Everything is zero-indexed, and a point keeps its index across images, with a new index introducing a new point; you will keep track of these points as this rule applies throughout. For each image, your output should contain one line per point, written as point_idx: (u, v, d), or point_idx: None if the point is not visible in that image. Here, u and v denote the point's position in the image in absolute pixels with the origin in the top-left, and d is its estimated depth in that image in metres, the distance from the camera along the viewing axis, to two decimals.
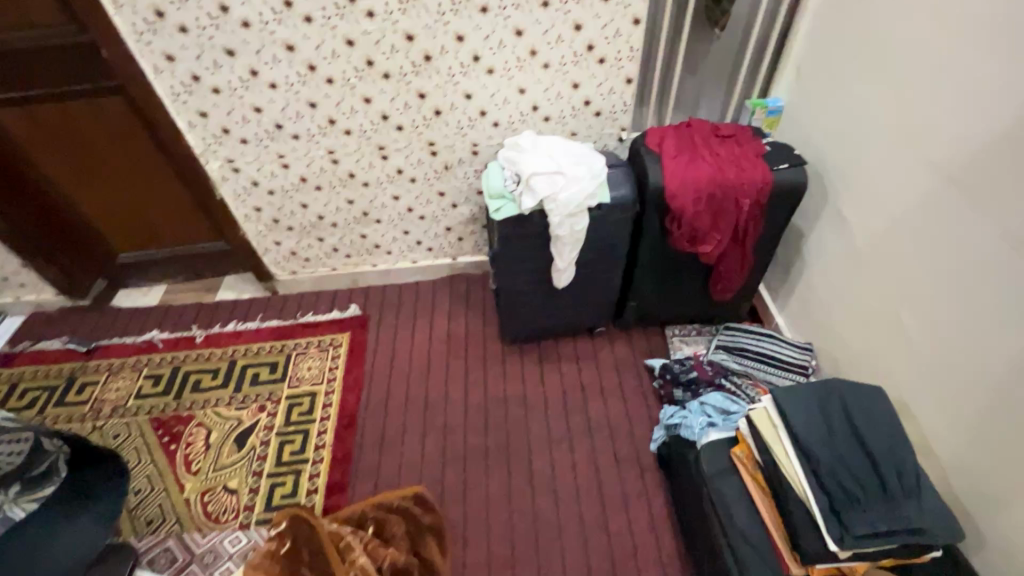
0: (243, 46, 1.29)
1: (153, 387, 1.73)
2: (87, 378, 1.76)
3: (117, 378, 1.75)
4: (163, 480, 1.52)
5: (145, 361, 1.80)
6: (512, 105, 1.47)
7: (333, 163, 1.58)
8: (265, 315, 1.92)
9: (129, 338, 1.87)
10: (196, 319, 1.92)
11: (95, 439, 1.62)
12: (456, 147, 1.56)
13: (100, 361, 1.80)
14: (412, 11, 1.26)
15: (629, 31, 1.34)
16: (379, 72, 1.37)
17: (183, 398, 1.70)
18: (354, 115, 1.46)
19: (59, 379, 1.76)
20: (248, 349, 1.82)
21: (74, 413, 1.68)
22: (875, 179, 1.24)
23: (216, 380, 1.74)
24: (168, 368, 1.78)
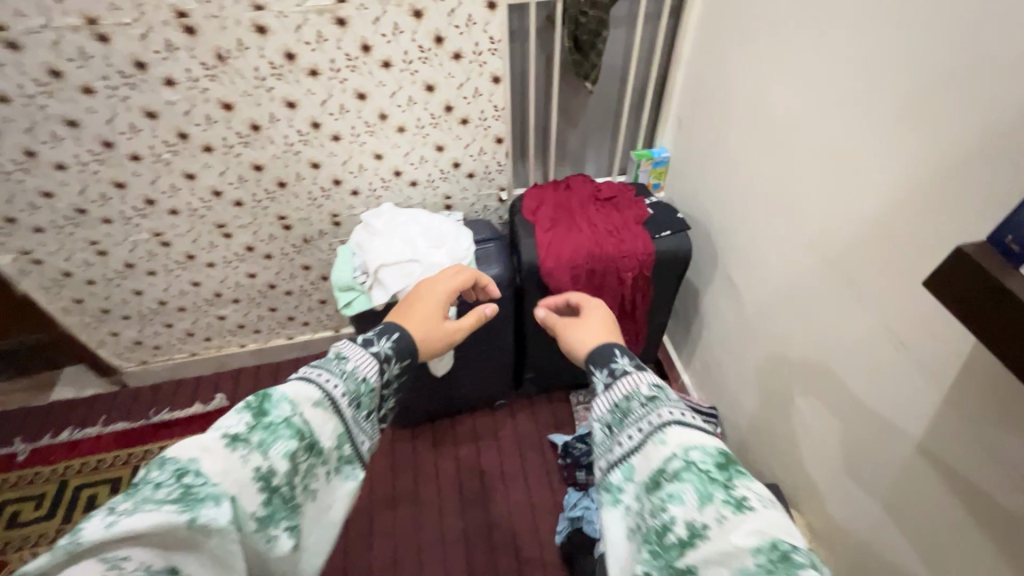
0: (6, 124, 1.03)
1: None
2: None
3: None
4: None
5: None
6: (369, 171, 1.29)
7: (164, 245, 1.33)
8: (109, 418, 1.63)
9: None
10: (22, 429, 1.60)
11: None
12: (313, 219, 1.36)
13: None
14: (223, 77, 1.05)
15: (490, 89, 1.19)
16: (198, 145, 1.15)
17: None
18: (177, 193, 1.22)
19: None
20: (85, 464, 1.52)
21: None
22: (761, 246, 1.15)
23: (40, 509, 1.44)
24: None
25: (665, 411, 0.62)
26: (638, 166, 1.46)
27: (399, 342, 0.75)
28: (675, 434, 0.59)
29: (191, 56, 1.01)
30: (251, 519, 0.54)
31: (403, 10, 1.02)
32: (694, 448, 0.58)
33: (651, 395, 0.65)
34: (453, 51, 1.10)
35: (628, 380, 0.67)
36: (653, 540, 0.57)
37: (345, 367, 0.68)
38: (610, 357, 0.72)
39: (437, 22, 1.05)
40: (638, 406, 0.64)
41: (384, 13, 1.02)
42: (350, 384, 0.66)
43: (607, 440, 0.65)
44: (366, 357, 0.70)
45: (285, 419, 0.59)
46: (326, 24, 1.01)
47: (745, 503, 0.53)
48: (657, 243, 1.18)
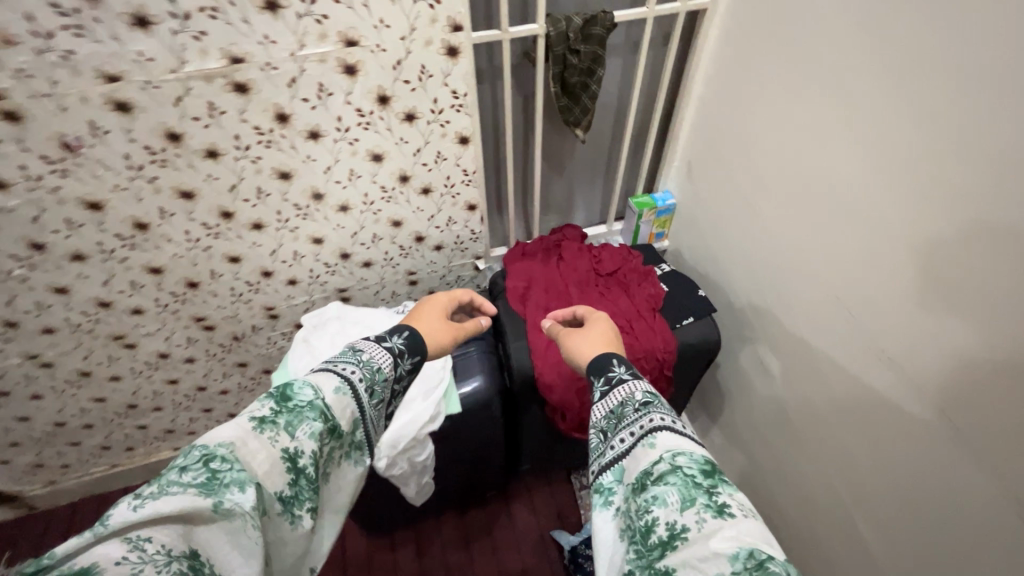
0: None
1: None
2: None
3: None
4: None
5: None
6: (308, 258, 1.01)
7: (46, 367, 1.03)
8: (14, 555, 1.33)
9: None
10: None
11: None
12: (243, 315, 1.07)
13: None
14: (79, 171, 0.74)
15: (456, 151, 0.91)
16: (63, 255, 0.84)
17: None
18: (48, 310, 0.92)
19: None
20: None
21: None
22: (807, 336, 0.92)
23: None
24: None
25: (658, 418, 0.62)
26: (639, 215, 1.21)
27: (408, 341, 0.79)
28: (674, 439, 0.58)
29: (24, 149, 0.70)
30: (274, 501, 0.55)
31: (330, 66, 0.73)
32: (683, 453, 0.56)
33: (647, 403, 0.64)
34: (404, 112, 0.82)
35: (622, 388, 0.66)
36: (635, 537, 0.54)
37: (363, 363, 0.70)
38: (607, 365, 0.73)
39: (379, 78, 0.76)
40: (631, 413, 0.63)
41: (302, 72, 0.73)
42: (365, 378, 0.69)
43: (603, 444, 0.65)
44: (382, 352, 0.73)
45: (309, 407, 0.59)
46: (220, 92, 0.71)
47: (725, 509, 0.51)
48: (678, 335, 0.95)
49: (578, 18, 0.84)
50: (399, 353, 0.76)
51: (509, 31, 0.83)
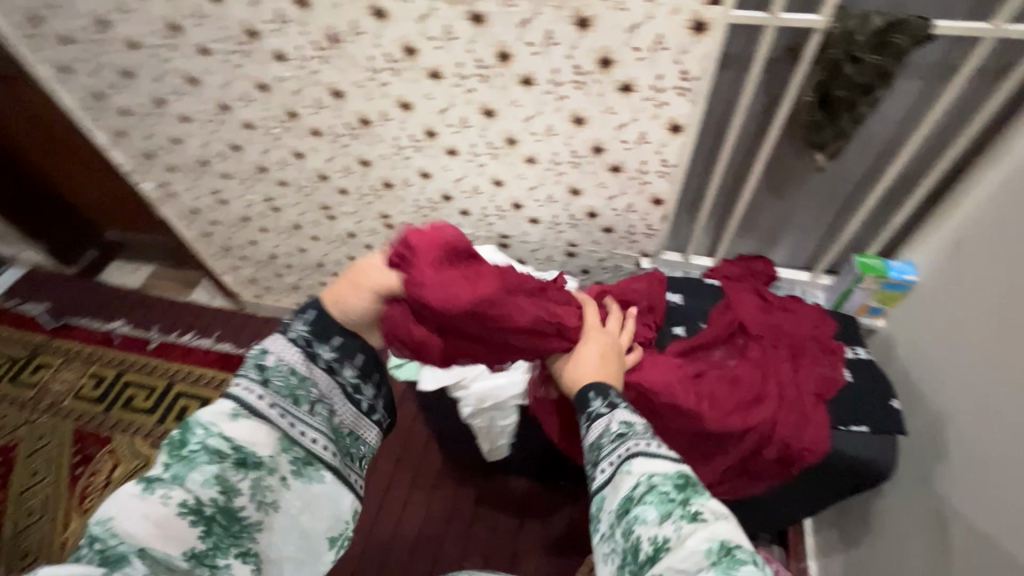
0: (140, 70, 0.99)
1: (93, 390, 1.65)
2: (45, 357, 1.72)
3: (66, 368, 1.69)
4: (55, 505, 1.44)
5: (95, 360, 1.71)
6: (485, 196, 1.04)
7: (274, 210, 1.28)
8: (222, 336, 1.74)
9: (95, 324, 1.80)
10: (161, 322, 1.80)
11: (23, 433, 1.57)
12: (416, 226, 1.18)
13: (61, 342, 1.75)
14: (335, 61, 0.86)
15: (662, 139, 0.83)
16: (306, 127, 1.00)
17: (110, 414, 1.59)
18: (287, 168, 1.12)
19: (22, 349, 1.74)
20: (191, 373, 1.66)
21: (16, 397, 1.64)
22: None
23: (147, 402, 1.61)
24: (113, 371, 1.68)
25: (633, 444, 0.55)
26: (857, 280, 0.97)
27: (317, 322, 0.60)
28: (646, 463, 0.53)
29: (302, 33, 0.83)
30: (184, 555, 0.48)
31: (564, 14, 0.70)
32: (657, 473, 0.52)
33: (624, 432, 0.57)
34: (622, 81, 0.76)
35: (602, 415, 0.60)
36: (625, 559, 0.50)
37: (264, 368, 0.57)
38: (584, 402, 0.61)
39: (609, 38, 0.71)
40: (610, 443, 0.57)
41: (537, 16, 0.71)
42: (275, 385, 0.56)
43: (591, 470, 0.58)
44: (292, 351, 0.58)
45: (204, 448, 0.50)
46: (458, 18, 0.74)
47: (699, 516, 0.49)
48: (838, 438, 0.77)
49: (880, 18, 0.65)
50: (310, 334, 0.60)
51: (781, 17, 0.68)
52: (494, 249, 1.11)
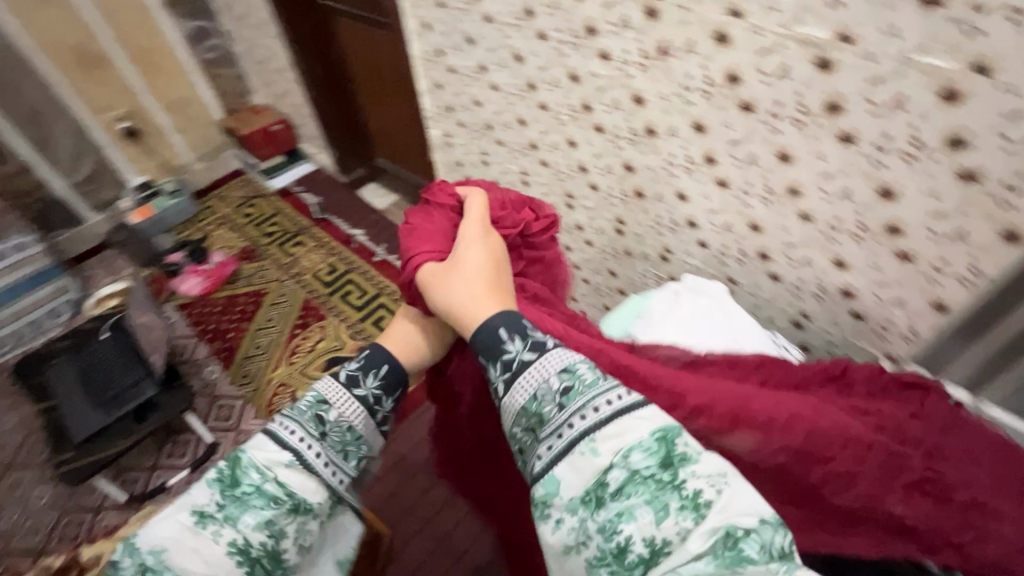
0: (481, 40, 1.18)
1: (326, 276, 2.02)
2: (306, 238, 2.16)
3: (315, 252, 2.10)
4: (274, 349, 1.81)
5: (334, 254, 2.09)
6: (733, 235, 1.03)
7: (523, 183, 1.42)
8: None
9: (345, 227, 2.19)
10: (388, 242, 2.11)
11: (273, 287, 2.00)
12: (647, 239, 1.22)
13: (320, 231, 2.18)
14: (652, 71, 0.91)
15: (985, 246, 0.71)
16: (592, 121, 1.09)
17: (331, 299, 1.94)
18: (555, 151, 1.24)
19: (294, 227, 2.21)
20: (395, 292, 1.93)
21: (278, 259, 2.09)
22: None
23: (358, 301, 1.92)
24: (344, 267, 2.04)
25: (592, 408, 0.53)
26: None
27: (388, 379, 0.70)
28: (612, 436, 0.51)
29: (635, 40, 0.90)
30: None
31: (930, 83, 0.64)
32: (632, 449, 0.50)
33: (568, 394, 0.55)
34: (966, 170, 0.67)
35: (528, 365, 0.58)
36: (604, 558, 0.46)
37: (325, 421, 0.64)
38: (496, 344, 0.60)
39: (974, 120, 0.63)
40: (557, 411, 0.55)
41: (896, 77, 0.66)
42: (331, 440, 0.64)
43: (534, 442, 0.56)
44: (354, 406, 0.66)
45: (255, 493, 0.57)
46: (801, 61, 0.73)
47: (702, 506, 0.46)
48: None
49: None
50: (360, 370, 0.69)
51: None
52: (747, 318, 0.96)
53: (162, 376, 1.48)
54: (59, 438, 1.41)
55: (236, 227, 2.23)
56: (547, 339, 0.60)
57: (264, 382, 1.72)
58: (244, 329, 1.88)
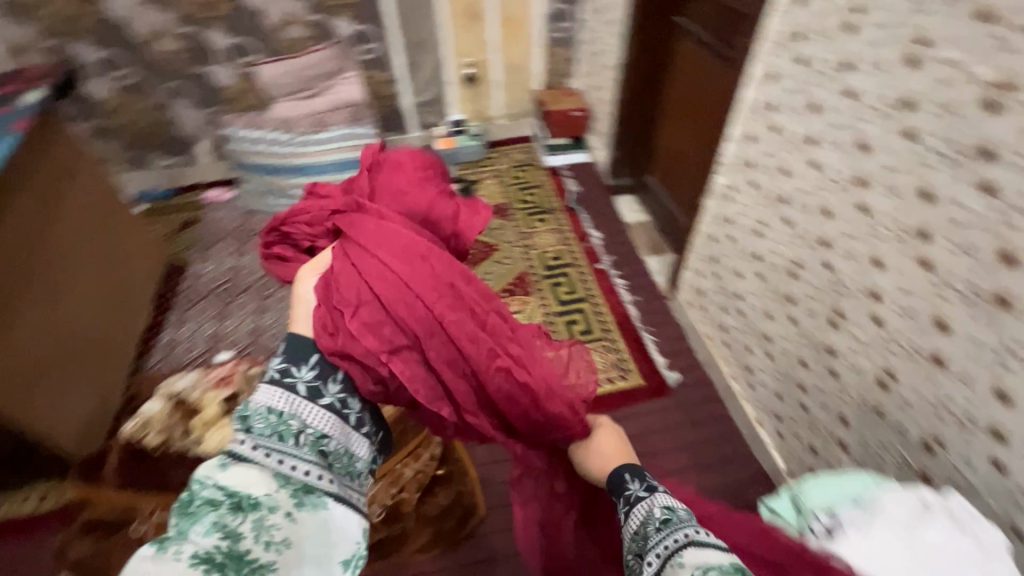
0: (786, 81, 1.14)
1: (551, 261, 2.08)
2: (551, 218, 2.27)
3: (552, 236, 2.19)
4: None
5: (568, 244, 2.15)
6: (967, 391, 0.83)
7: (753, 234, 1.33)
8: (637, 303, 1.92)
9: (587, 225, 2.25)
10: (617, 256, 2.11)
11: (503, 245, 2.14)
12: (857, 350, 1.05)
13: (564, 218, 2.27)
14: (960, 172, 0.79)
15: None
16: (861, 199, 0.98)
17: (542, 280, 2.00)
18: (804, 215, 1.14)
19: (547, 205, 2.34)
20: (599, 308, 1.90)
21: (521, 224, 2.24)
22: None
23: (563, 296, 1.94)
24: (568, 260, 2.08)
25: (680, 533, 0.60)
26: None
27: (287, 353, 0.68)
28: (697, 553, 0.57)
29: (957, 131, 0.79)
30: None
31: None
32: (712, 567, 0.55)
33: (667, 521, 0.62)
34: None
35: (637, 496, 0.67)
36: None
37: (247, 418, 0.63)
38: (620, 486, 0.69)
39: None
40: (656, 534, 0.62)
41: None
42: (260, 429, 0.63)
43: (636, 563, 0.62)
44: (265, 392, 0.65)
45: (190, 510, 0.56)
46: None
47: None
48: None
49: None
50: (279, 367, 0.67)
51: None
52: (1003, 554, 0.74)
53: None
54: None
55: (503, 183, 2.47)
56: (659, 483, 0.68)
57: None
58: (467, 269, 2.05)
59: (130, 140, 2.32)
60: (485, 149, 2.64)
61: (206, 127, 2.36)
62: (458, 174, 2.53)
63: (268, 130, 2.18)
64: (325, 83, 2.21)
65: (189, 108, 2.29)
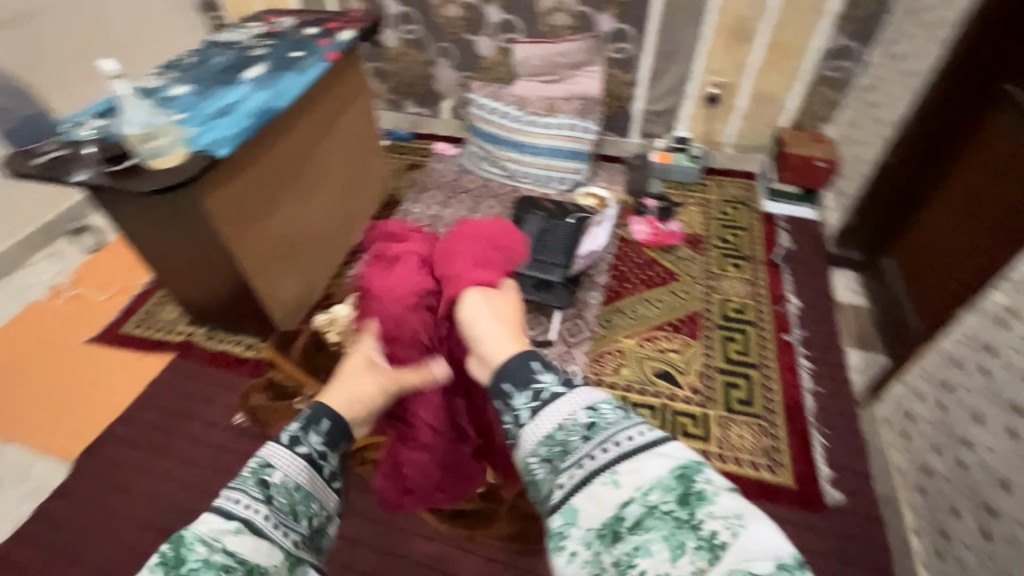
0: None
1: (733, 313, 1.89)
2: (747, 268, 2.06)
3: (742, 287, 1.98)
4: (640, 323, 1.84)
5: (758, 301, 1.93)
6: None
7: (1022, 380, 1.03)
8: (818, 393, 1.65)
9: (787, 287, 1.99)
10: (811, 333, 1.83)
11: (686, 279, 2.01)
12: None
13: (763, 273, 2.04)
14: None
15: None
16: None
17: (715, 329, 1.83)
18: None
19: (748, 252, 2.13)
20: (770, 382, 1.68)
21: (712, 264, 2.07)
22: None
23: (733, 355, 1.75)
24: (751, 319, 1.87)
25: (608, 445, 0.61)
26: None
27: (329, 427, 0.78)
28: (633, 475, 0.58)
29: None
30: None
31: None
32: (653, 489, 0.56)
33: (593, 428, 0.63)
34: None
35: (540, 402, 0.68)
36: None
37: (270, 486, 0.68)
38: (512, 391, 0.71)
39: None
40: (581, 443, 0.63)
41: None
42: (278, 503, 0.68)
43: (552, 472, 0.64)
44: (298, 465, 0.72)
45: (206, 560, 0.58)
46: None
47: (718, 546, 0.50)
48: None
49: None
50: (317, 437, 0.76)
51: None
52: None
53: (575, 275, 1.72)
54: None
55: (707, 214, 2.30)
56: (575, 381, 0.70)
57: (609, 336, 1.80)
58: (638, 291, 1.96)
59: (396, 85, 2.70)
60: (701, 173, 2.48)
61: (457, 87, 2.63)
62: (663, 192, 2.43)
63: (503, 105, 2.36)
64: (569, 71, 2.31)
65: (448, 68, 2.57)
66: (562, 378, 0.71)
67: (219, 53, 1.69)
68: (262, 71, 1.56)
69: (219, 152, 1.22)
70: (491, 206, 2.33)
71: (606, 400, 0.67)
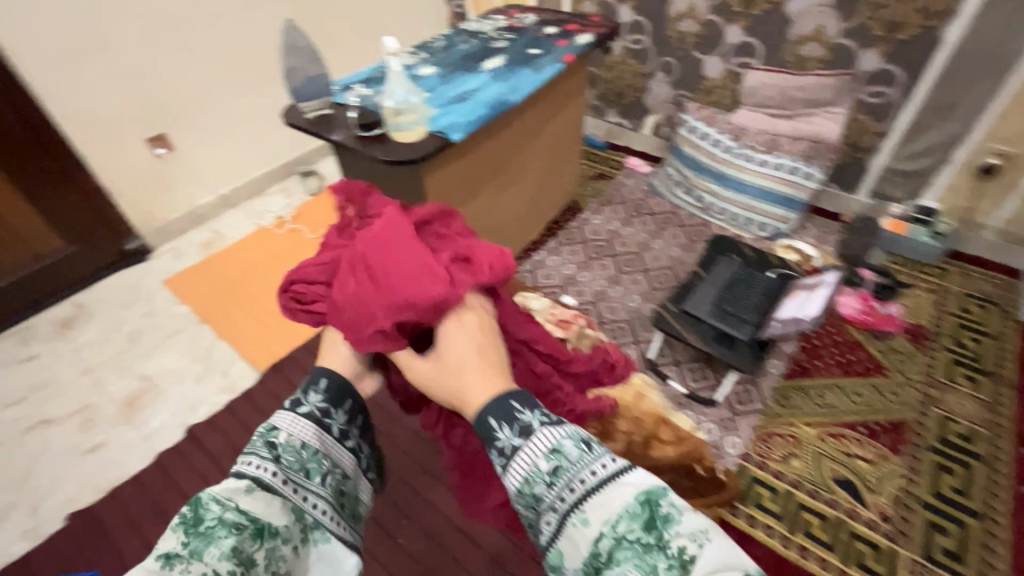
0: None
1: (956, 437, 1.52)
2: (987, 386, 1.64)
3: (975, 408, 1.58)
4: (825, 411, 1.57)
5: (995, 432, 1.53)
6: None
7: None
8: None
9: None
10: None
11: (897, 376, 1.66)
12: None
13: (1010, 398, 1.61)
14: None
15: None
16: None
17: (925, 450, 1.48)
18: None
19: (992, 366, 1.69)
20: (994, 542, 1.31)
21: (936, 368, 1.69)
22: None
23: (946, 489, 1.41)
24: (981, 451, 1.48)
25: (578, 484, 0.59)
26: None
27: (330, 388, 0.73)
28: (602, 509, 0.58)
29: None
30: None
31: None
32: (624, 520, 0.56)
33: (557, 474, 0.60)
34: None
35: (509, 452, 0.63)
36: None
37: (277, 446, 0.67)
38: (490, 437, 0.63)
39: None
40: (549, 490, 0.60)
41: None
42: (288, 460, 0.67)
43: (536, 520, 0.62)
44: (303, 425, 0.70)
45: (220, 520, 0.59)
46: None
47: (687, 561, 0.53)
48: None
49: None
50: (323, 400, 0.72)
51: None
52: None
53: (765, 338, 1.50)
54: (680, 295, 1.64)
55: (940, 305, 1.89)
56: (533, 419, 0.63)
57: (784, 415, 1.55)
58: (832, 374, 1.67)
59: (604, 91, 2.65)
60: (942, 255, 2.04)
61: (668, 105, 2.50)
62: (884, 265, 2.05)
63: (718, 132, 2.17)
64: (805, 109, 2.05)
65: (665, 84, 2.45)
66: (522, 426, 0.62)
67: (464, 41, 1.78)
68: (500, 63, 1.61)
69: (453, 136, 1.27)
70: (675, 235, 2.18)
71: (570, 435, 0.63)
